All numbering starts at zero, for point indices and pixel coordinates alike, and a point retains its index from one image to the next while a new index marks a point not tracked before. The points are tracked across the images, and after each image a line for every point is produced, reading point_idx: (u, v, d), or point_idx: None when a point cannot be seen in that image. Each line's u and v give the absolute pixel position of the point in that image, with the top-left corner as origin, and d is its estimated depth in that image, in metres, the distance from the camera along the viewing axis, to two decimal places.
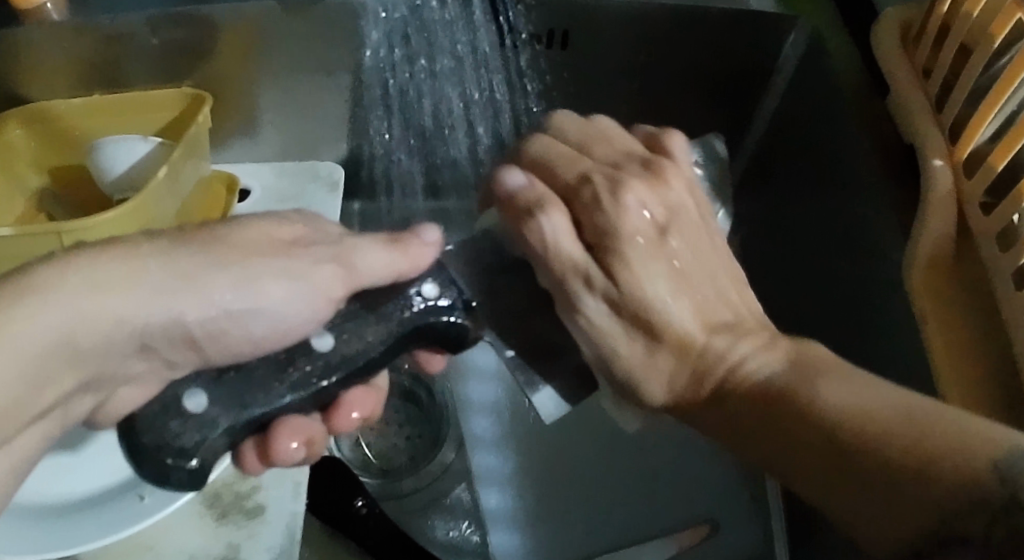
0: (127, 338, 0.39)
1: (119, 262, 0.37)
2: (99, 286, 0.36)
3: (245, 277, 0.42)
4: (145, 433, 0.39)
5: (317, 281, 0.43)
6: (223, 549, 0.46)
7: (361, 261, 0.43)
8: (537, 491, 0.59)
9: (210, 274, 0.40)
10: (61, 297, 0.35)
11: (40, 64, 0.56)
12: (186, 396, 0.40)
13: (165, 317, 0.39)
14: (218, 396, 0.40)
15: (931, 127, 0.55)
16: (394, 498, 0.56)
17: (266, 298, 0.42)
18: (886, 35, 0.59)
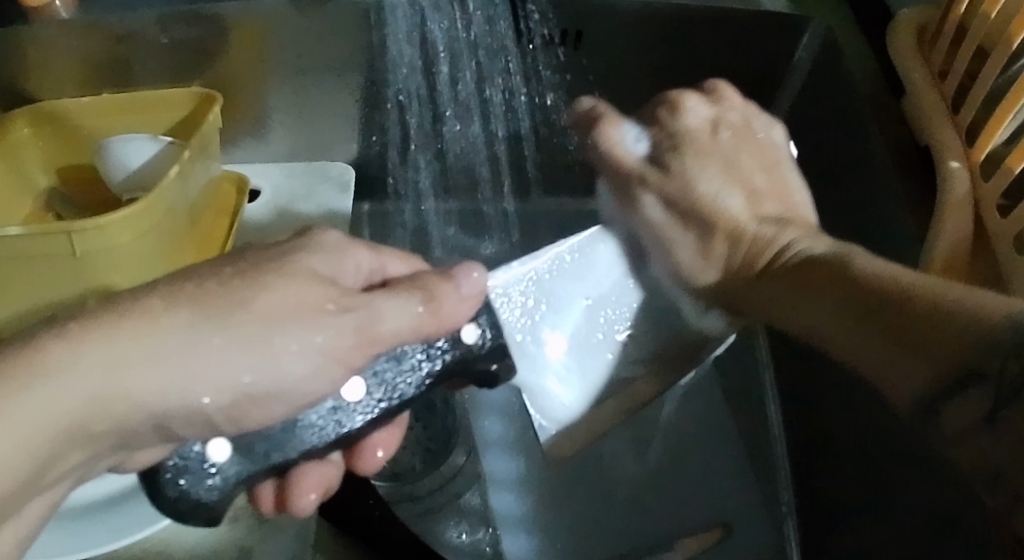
0: (135, 424, 0.36)
1: (138, 333, 0.34)
2: (104, 361, 0.34)
3: (257, 351, 0.37)
4: (168, 483, 0.38)
5: (339, 350, 0.39)
6: (234, 552, 0.46)
7: (389, 321, 0.40)
8: (549, 495, 0.59)
9: (221, 355, 0.37)
10: (64, 379, 0.33)
11: (48, 62, 0.55)
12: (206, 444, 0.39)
13: (175, 401, 0.36)
14: (239, 444, 0.39)
15: (947, 128, 0.55)
16: (405, 501, 0.54)
17: (280, 369, 0.38)
18: (901, 36, 0.58)
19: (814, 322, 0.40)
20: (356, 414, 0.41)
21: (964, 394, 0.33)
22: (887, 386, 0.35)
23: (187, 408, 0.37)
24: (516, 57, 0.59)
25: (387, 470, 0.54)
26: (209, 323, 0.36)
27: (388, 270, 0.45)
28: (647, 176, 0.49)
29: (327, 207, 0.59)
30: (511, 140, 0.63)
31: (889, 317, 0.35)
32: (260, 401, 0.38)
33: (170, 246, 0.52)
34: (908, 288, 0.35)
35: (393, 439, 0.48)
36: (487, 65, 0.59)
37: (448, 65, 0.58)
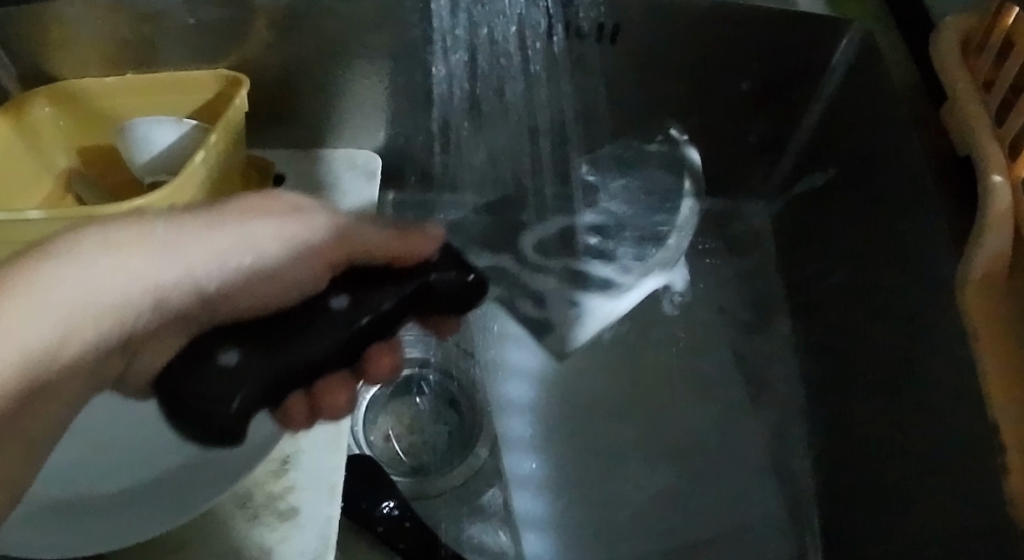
0: (116, 308, 0.42)
1: (70, 268, 0.39)
2: (112, 248, 0.41)
3: (236, 234, 0.45)
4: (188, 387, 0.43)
5: (289, 232, 0.47)
6: (252, 551, 0.44)
7: (361, 235, 0.48)
8: (567, 499, 0.59)
9: (255, 227, 0.45)
10: (81, 260, 0.39)
11: (72, 39, 0.54)
12: (221, 357, 0.44)
13: (218, 271, 0.45)
14: (244, 352, 0.44)
15: (991, 140, 0.52)
16: (424, 498, 0.56)
17: (249, 231, 0.45)
18: (946, 39, 0.56)
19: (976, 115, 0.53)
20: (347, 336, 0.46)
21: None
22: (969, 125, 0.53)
23: (129, 294, 0.42)
24: (564, 46, 0.57)
25: (409, 467, 0.57)
26: (188, 242, 0.43)
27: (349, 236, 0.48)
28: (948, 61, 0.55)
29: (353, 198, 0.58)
30: (552, 126, 0.62)
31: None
32: (248, 278, 0.46)
33: None
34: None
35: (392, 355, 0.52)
36: (533, 61, 0.57)
37: (489, 59, 0.57)
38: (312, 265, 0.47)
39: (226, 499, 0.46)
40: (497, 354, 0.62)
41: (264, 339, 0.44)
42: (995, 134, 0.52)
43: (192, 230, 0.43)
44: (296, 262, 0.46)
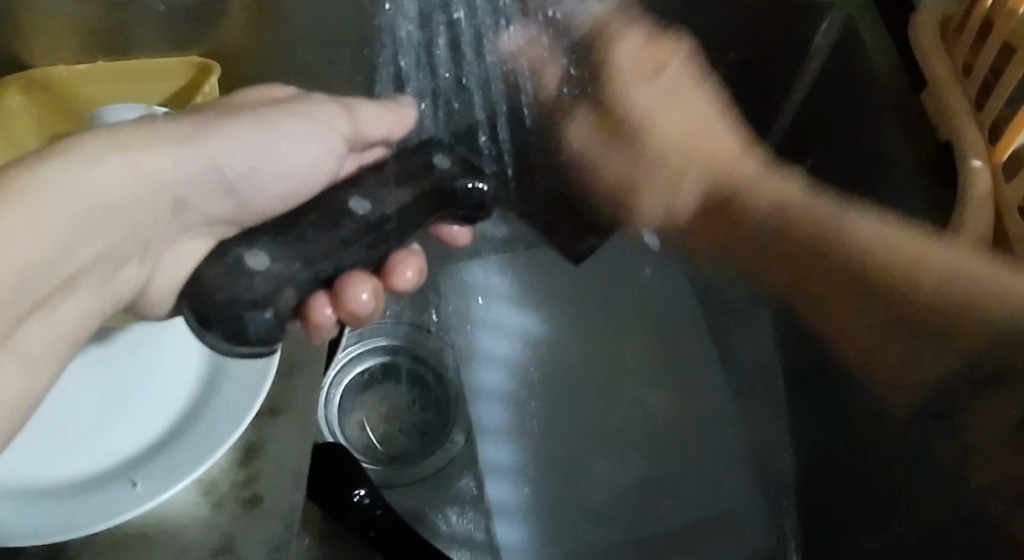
0: (156, 198, 0.39)
1: (116, 148, 0.36)
2: (125, 145, 0.36)
3: (259, 121, 0.41)
4: (215, 293, 0.36)
5: (319, 116, 0.43)
6: (218, 540, 0.44)
7: (368, 117, 0.45)
8: (543, 492, 0.58)
9: (290, 126, 0.42)
10: (90, 160, 0.35)
11: (42, 26, 0.53)
12: (247, 255, 0.37)
13: (230, 160, 0.40)
14: (277, 254, 0.38)
15: (970, 124, 0.53)
16: (396, 485, 0.55)
17: (281, 133, 0.42)
18: (925, 24, 0.56)
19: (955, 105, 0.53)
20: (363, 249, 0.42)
21: (977, 416, 0.45)
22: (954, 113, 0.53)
23: (135, 222, 0.39)
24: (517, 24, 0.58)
25: (383, 454, 0.56)
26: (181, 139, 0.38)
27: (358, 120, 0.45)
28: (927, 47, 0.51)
29: None
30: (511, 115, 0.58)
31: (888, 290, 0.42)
32: (268, 166, 0.42)
33: None
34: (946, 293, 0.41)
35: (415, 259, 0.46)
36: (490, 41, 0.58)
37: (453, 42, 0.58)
38: (329, 132, 0.43)
39: (191, 488, 0.46)
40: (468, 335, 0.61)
41: (294, 232, 0.39)
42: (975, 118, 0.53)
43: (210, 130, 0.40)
44: (320, 146, 0.43)
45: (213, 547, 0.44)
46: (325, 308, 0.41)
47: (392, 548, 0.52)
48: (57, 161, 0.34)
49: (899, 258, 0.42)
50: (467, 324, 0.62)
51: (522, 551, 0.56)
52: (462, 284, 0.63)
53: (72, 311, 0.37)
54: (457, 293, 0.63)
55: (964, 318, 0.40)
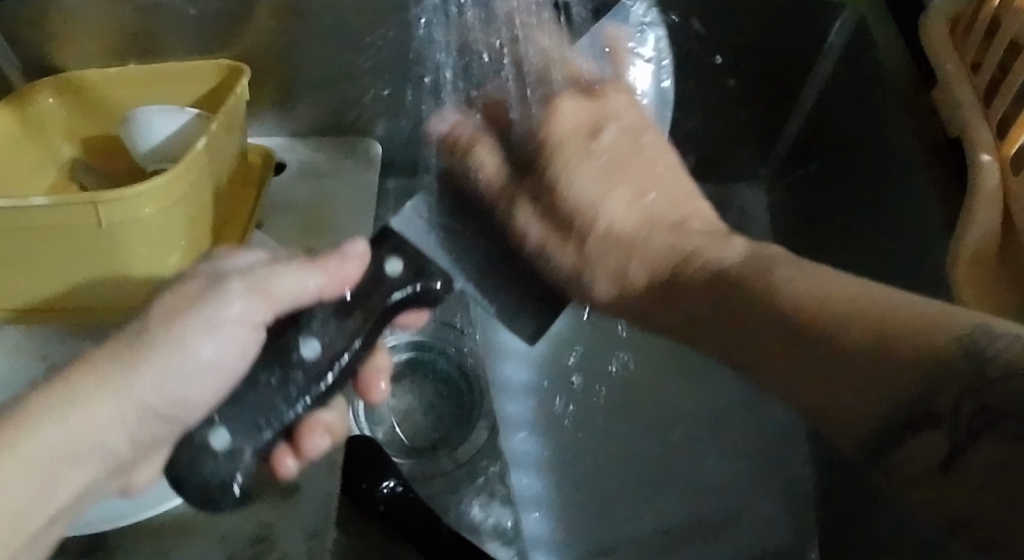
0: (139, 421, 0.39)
1: (45, 424, 0.35)
2: (69, 405, 0.36)
3: (214, 327, 0.41)
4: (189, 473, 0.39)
5: (235, 318, 0.41)
6: (255, 529, 0.46)
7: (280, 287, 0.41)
8: (567, 481, 0.59)
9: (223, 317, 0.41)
10: (44, 418, 0.35)
11: (73, 32, 0.55)
12: (209, 440, 0.39)
13: (171, 392, 0.40)
14: (234, 431, 0.40)
15: (979, 121, 0.54)
16: (427, 478, 0.57)
17: (204, 336, 0.41)
18: (934, 25, 0.58)
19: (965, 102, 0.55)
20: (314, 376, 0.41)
21: (975, 392, 0.34)
22: (965, 110, 0.55)
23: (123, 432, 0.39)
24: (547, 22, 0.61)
25: (408, 448, 0.57)
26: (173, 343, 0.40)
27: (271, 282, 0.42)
28: (944, 57, 0.56)
29: (351, 181, 0.60)
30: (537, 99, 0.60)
31: (840, 356, 0.36)
32: (194, 398, 0.41)
33: (198, 220, 0.52)
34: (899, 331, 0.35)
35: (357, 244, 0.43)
36: None
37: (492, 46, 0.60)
38: (222, 340, 0.41)
39: None
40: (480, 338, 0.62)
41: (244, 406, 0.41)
42: (984, 114, 0.54)
43: (116, 377, 0.38)
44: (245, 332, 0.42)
45: (251, 536, 0.46)
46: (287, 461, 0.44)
47: (426, 540, 0.53)
48: (21, 432, 0.34)
49: (833, 298, 0.37)
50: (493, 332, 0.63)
51: (549, 542, 0.57)
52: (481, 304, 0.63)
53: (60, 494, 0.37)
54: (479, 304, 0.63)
55: (921, 364, 0.34)
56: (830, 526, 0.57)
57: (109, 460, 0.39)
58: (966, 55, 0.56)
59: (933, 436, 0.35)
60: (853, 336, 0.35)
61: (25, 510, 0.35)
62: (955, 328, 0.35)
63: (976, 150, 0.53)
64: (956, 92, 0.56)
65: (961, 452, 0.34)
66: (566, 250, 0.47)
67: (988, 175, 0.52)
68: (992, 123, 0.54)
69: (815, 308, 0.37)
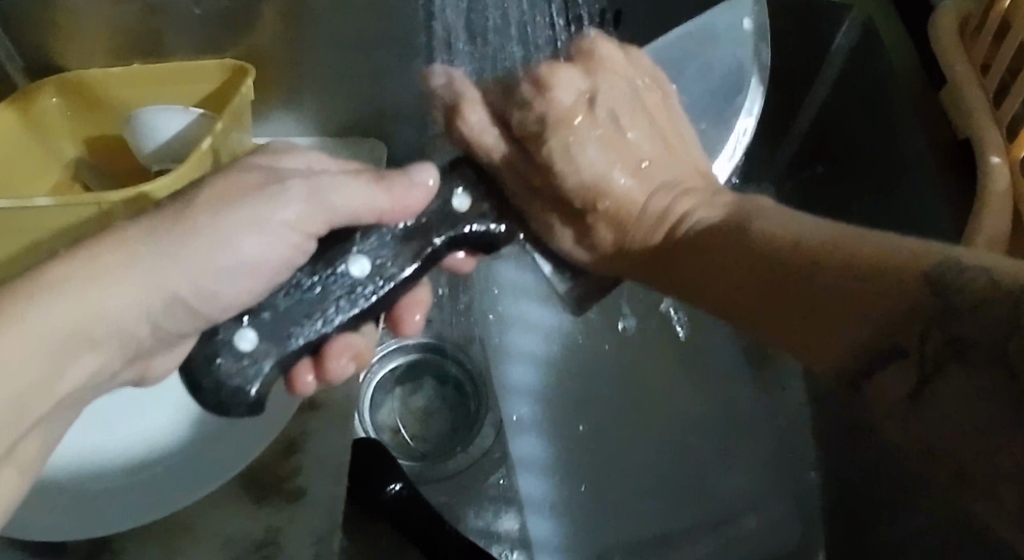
0: (165, 307, 0.42)
1: (75, 284, 0.38)
2: (95, 276, 0.39)
3: (258, 227, 0.43)
4: (206, 372, 0.42)
5: (292, 221, 0.44)
6: (262, 533, 0.45)
7: (340, 194, 0.44)
8: (575, 484, 0.59)
9: (275, 216, 0.44)
10: (60, 285, 0.37)
11: (77, 32, 0.54)
12: (237, 336, 0.42)
13: (194, 277, 0.42)
14: (261, 334, 0.43)
15: (989, 123, 0.54)
16: (433, 481, 0.58)
17: (244, 234, 0.43)
18: (943, 25, 0.57)
19: (975, 104, 0.54)
20: (352, 294, 0.44)
21: (959, 308, 0.31)
22: (975, 112, 0.54)
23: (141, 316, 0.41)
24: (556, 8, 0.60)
25: (414, 452, 0.58)
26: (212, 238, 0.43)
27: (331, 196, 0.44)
28: (953, 58, 0.56)
29: None
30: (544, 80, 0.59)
31: (822, 270, 0.35)
32: (220, 286, 0.43)
33: None
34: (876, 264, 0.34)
35: (432, 170, 0.45)
36: None
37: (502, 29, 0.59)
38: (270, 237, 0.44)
39: (234, 481, 0.47)
40: (502, 328, 0.62)
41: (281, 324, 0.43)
42: (994, 116, 0.54)
43: (162, 247, 0.41)
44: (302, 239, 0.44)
45: (258, 540, 0.45)
46: (307, 375, 0.46)
47: (432, 542, 0.53)
48: (40, 296, 0.37)
49: (831, 234, 0.37)
50: (507, 320, 0.63)
51: (555, 547, 0.57)
52: (503, 289, 0.63)
53: (81, 368, 0.39)
54: (503, 288, 0.63)
55: (904, 277, 0.33)
56: (838, 527, 0.57)
57: (128, 338, 0.41)
58: (976, 57, 0.56)
59: (902, 371, 0.32)
60: (838, 267, 0.35)
61: (48, 370, 0.37)
62: (937, 251, 0.33)
63: (986, 152, 0.53)
64: (966, 93, 0.55)
65: (931, 381, 0.32)
66: (567, 228, 0.48)
67: (998, 176, 0.52)
68: (1001, 125, 0.54)
69: (802, 249, 0.37)
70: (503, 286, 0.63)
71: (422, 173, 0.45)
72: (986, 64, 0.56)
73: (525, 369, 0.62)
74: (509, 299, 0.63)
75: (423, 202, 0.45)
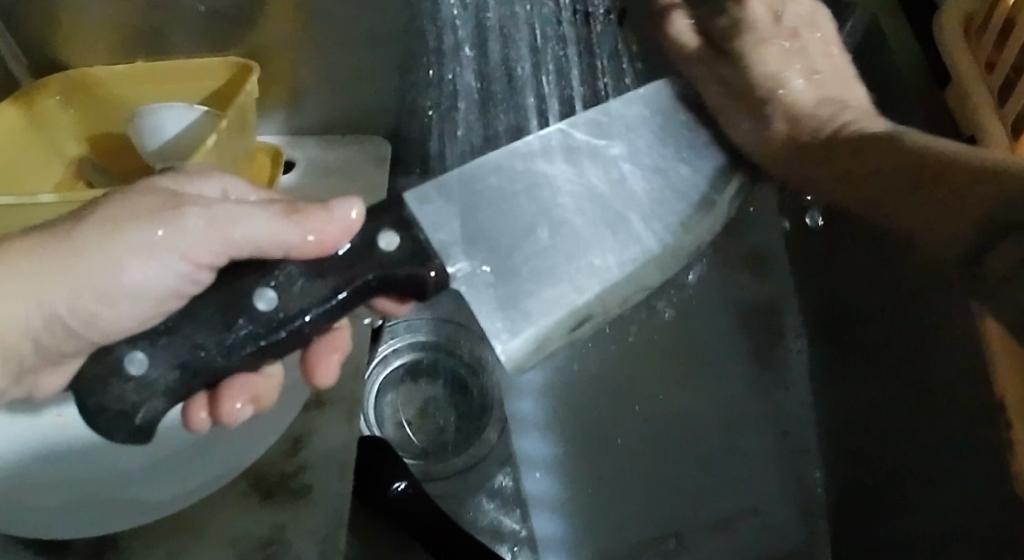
0: (34, 318, 0.44)
1: None
2: None
3: (162, 248, 0.43)
4: (94, 395, 0.42)
5: (185, 251, 0.43)
6: (266, 531, 0.45)
7: (240, 224, 0.43)
8: (580, 485, 0.59)
9: (158, 242, 0.43)
10: None
11: (82, 30, 0.54)
12: (129, 358, 0.42)
13: (90, 298, 0.44)
14: (152, 357, 0.42)
15: (994, 121, 0.54)
16: (435, 479, 0.57)
17: (124, 260, 0.43)
18: (948, 23, 0.57)
19: (981, 101, 0.54)
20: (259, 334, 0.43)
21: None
22: (981, 109, 0.54)
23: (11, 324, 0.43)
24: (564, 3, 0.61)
25: (418, 449, 0.57)
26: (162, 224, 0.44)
27: (233, 226, 0.43)
28: (959, 56, 0.56)
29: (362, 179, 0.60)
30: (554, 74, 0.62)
31: (977, 186, 0.43)
32: (115, 306, 0.44)
33: None
34: (982, 159, 0.44)
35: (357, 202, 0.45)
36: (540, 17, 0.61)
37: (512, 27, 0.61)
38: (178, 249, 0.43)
39: (239, 481, 0.47)
40: None
41: (178, 338, 0.42)
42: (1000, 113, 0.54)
43: (44, 260, 0.43)
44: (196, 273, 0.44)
45: (262, 537, 0.45)
46: (200, 411, 0.45)
47: (436, 542, 0.52)
48: None
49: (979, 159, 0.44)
50: None
51: (561, 545, 0.57)
52: None
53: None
54: None
55: None
56: (846, 519, 0.58)
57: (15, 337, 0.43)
58: (980, 55, 0.56)
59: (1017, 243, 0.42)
60: (960, 178, 0.44)
61: None
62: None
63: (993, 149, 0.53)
64: (972, 91, 0.55)
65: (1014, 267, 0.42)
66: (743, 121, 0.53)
67: None
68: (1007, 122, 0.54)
69: (941, 157, 0.46)
70: None
71: (347, 206, 0.45)
72: (992, 62, 0.56)
73: (530, 368, 0.62)
74: None
75: (345, 234, 0.45)
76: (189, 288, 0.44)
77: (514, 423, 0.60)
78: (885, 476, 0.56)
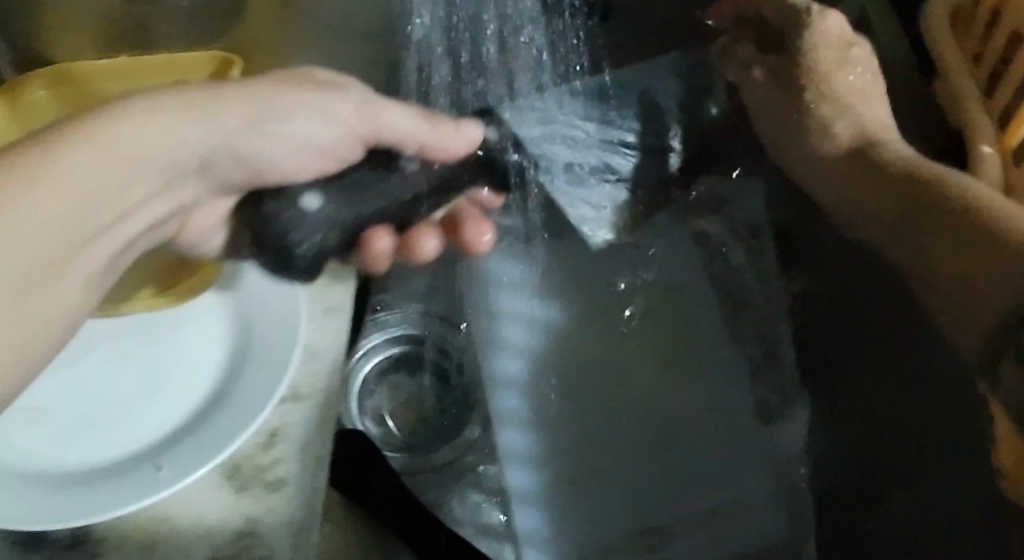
0: (218, 154, 0.45)
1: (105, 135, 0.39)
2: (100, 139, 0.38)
3: (317, 112, 0.48)
4: (282, 211, 0.45)
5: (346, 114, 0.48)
6: (240, 523, 0.46)
7: (392, 116, 0.50)
8: (560, 476, 0.61)
9: (297, 117, 0.47)
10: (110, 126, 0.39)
11: (65, 26, 0.54)
12: (303, 195, 0.46)
13: (253, 142, 0.46)
14: (325, 198, 0.46)
15: (980, 114, 0.53)
16: (415, 473, 0.56)
17: (297, 108, 0.47)
18: (935, 15, 0.57)
19: (967, 94, 0.54)
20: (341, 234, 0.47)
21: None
22: (967, 103, 0.54)
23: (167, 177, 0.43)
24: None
25: (401, 442, 0.57)
26: (247, 121, 0.45)
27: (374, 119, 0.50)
28: (945, 48, 0.55)
29: None
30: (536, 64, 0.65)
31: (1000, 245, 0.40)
32: (294, 151, 0.47)
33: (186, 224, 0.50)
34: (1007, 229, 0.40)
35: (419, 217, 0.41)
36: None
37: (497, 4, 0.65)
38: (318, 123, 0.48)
39: (215, 474, 0.47)
40: (489, 318, 0.63)
41: (338, 188, 0.47)
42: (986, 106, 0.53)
43: (221, 104, 0.44)
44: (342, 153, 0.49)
45: (236, 529, 0.46)
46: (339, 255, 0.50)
47: (416, 533, 0.53)
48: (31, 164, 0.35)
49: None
50: (498, 310, 0.63)
51: (542, 536, 0.59)
52: (490, 281, 0.64)
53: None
54: (496, 280, 0.64)
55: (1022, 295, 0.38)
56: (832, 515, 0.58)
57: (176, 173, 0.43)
58: (967, 47, 0.55)
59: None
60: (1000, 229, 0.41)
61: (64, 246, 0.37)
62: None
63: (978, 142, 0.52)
64: (958, 83, 0.54)
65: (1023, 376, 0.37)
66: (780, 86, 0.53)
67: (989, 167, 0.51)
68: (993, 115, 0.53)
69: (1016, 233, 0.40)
70: (495, 277, 0.64)
71: None
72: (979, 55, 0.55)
73: (514, 363, 0.62)
74: (501, 283, 0.64)
75: None
76: (328, 166, 0.48)
77: (495, 416, 0.60)
78: (867, 475, 0.56)
